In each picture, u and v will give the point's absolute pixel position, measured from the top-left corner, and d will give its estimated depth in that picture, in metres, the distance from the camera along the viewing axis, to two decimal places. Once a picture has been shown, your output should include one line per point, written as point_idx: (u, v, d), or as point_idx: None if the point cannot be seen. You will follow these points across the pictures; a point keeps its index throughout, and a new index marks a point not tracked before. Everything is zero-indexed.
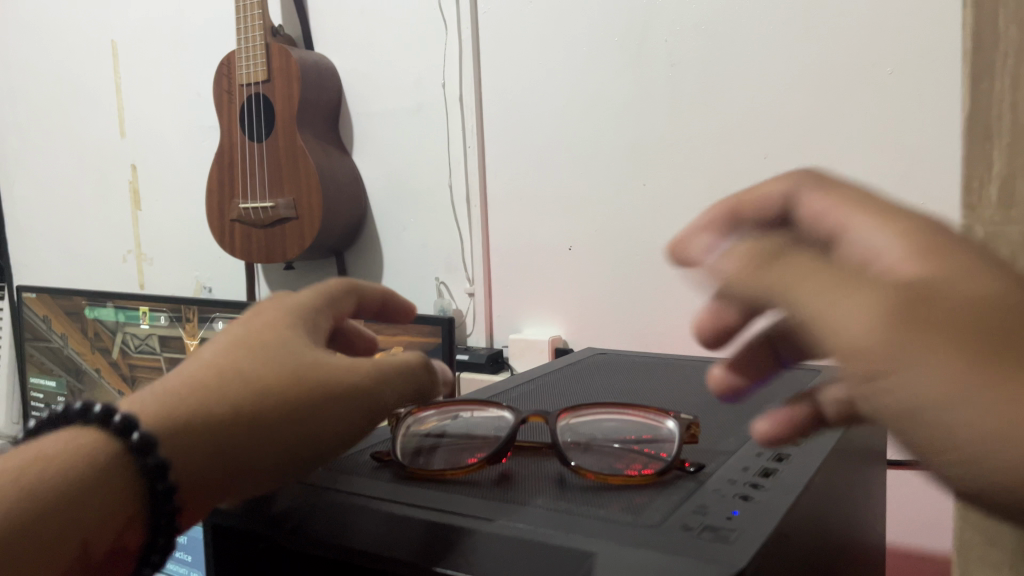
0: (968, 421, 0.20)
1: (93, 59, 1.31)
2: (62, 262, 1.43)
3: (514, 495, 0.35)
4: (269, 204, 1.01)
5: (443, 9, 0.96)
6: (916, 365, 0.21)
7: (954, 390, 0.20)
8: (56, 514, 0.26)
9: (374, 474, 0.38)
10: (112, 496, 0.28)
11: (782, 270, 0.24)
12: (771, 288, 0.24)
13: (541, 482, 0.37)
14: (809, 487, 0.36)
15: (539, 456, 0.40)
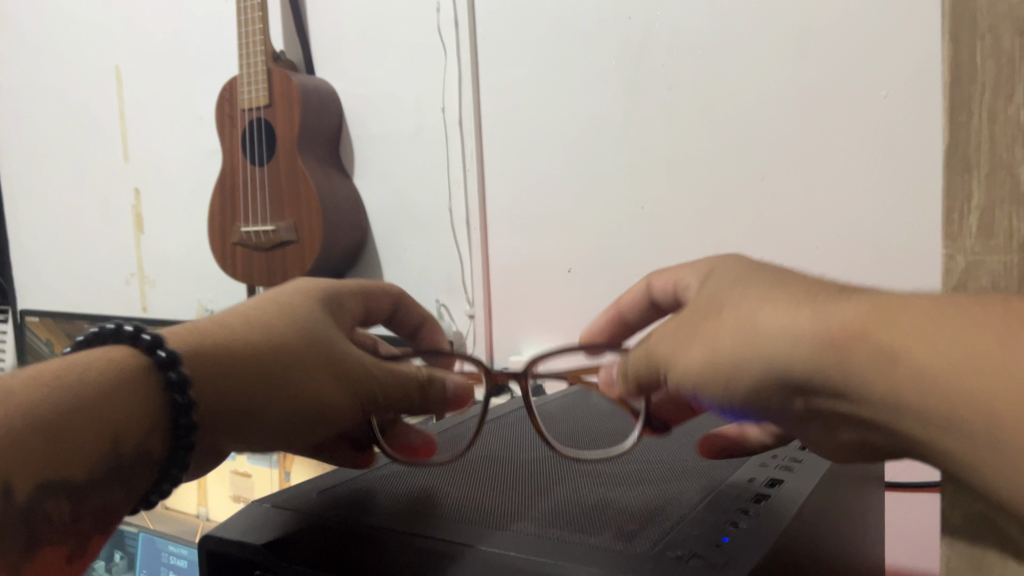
0: (724, 380, 0.32)
1: (99, 86, 1.32)
2: (67, 287, 1.43)
3: (507, 521, 0.35)
4: (270, 227, 1.02)
5: (442, 34, 0.97)
6: (695, 369, 0.34)
7: (707, 371, 0.33)
8: (88, 414, 0.33)
9: (371, 500, 0.39)
10: (139, 415, 0.35)
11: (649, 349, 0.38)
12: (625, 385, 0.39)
13: (531, 508, 0.38)
14: (800, 512, 0.38)
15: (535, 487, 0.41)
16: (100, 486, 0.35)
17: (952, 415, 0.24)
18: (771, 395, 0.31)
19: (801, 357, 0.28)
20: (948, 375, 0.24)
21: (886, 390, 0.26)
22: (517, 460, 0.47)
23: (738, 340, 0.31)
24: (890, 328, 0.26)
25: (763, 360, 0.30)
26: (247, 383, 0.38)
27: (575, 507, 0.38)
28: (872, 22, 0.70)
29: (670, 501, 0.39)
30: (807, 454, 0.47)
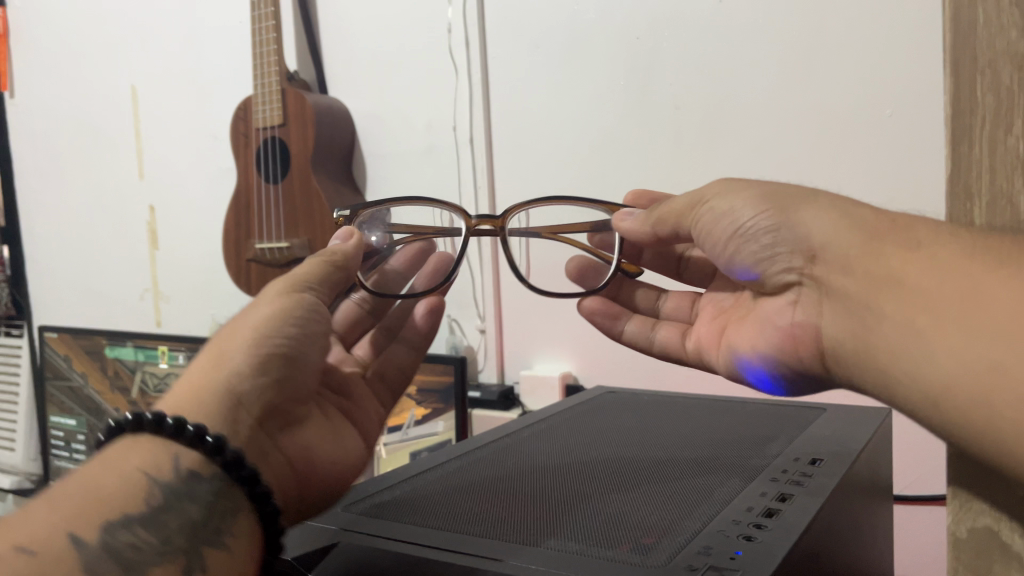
0: (753, 214, 0.44)
1: (115, 105, 1.34)
2: (82, 302, 1.45)
3: (534, 537, 0.36)
4: (284, 244, 1.03)
5: (453, 53, 0.98)
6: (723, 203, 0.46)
7: (739, 212, 0.45)
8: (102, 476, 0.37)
9: (399, 517, 0.40)
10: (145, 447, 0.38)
11: (660, 210, 0.52)
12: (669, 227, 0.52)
13: (557, 522, 0.39)
14: (810, 525, 0.39)
15: (552, 505, 0.42)
16: (171, 506, 0.36)
17: (933, 303, 0.35)
18: (786, 246, 0.43)
19: (837, 228, 0.41)
20: (950, 270, 0.35)
21: (896, 271, 0.37)
22: (529, 479, 0.49)
23: (783, 198, 0.43)
24: (924, 240, 0.37)
25: (809, 219, 0.42)
26: (206, 364, 0.43)
27: (592, 522, 0.39)
28: (877, 45, 0.73)
29: (683, 515, 0.40)
30: (817, 469, 0.48)
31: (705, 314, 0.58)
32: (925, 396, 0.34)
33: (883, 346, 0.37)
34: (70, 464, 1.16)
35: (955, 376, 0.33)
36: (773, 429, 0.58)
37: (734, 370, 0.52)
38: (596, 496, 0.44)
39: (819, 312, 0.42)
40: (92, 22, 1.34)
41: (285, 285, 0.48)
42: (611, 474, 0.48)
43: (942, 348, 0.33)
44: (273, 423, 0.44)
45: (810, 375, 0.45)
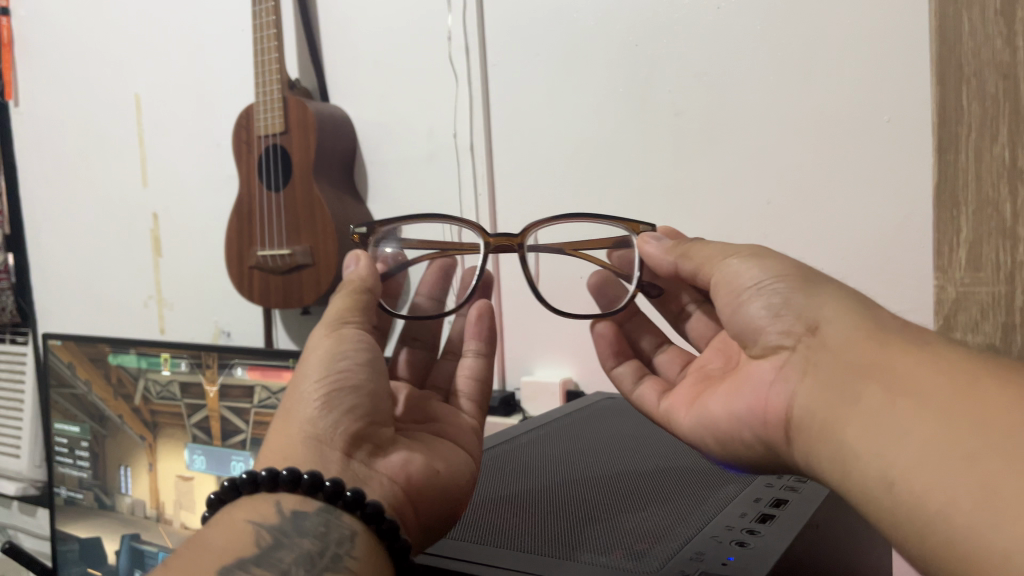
0: (765, 278, 0.45)
1: (119, 113, 1.35)
2: (87, 309, 1.46)
3: (567, 551, 0.37)
4: (286, 252, 1.04)
5: (454, 61, 0.99)
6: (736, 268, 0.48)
7: (751, 275, 0.46)
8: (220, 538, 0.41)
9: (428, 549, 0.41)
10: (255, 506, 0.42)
11: (689, 246, 0.54)
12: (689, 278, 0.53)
13: (588, 531, 0.40)
14: (801, 529, 0.39)
15: (570, 511, 0.43)
16: (283, 544, 0.40)
17: (917, 397, 0.35)
18: (789, 315, 0.44)
19: (846, 313, 0.41)
20: (946, 374, 0.35)
21: (889, 361, 0.37)
22: (528, 485, 0.49)
23: (806, 276, 0.45)
24: (929, 343, 0.38)
25: (825, 296, 0.43)
26: (287, 423, 0.46)
27: (587, 532, 0.40)
28: (875, 52, 0.73)
29: (677, 519, 0.41)
30: (810, 477, 0.48)
31: (688, 383, 0.56)
32: (884, 475, 0.35)
33: (852, 424, 0.37)
34: (74, 471, 1.17)
35: (918, 463, 0.33)
36: None
37: (699, 440, 0.50)
38: (593, 501, 0.45)
39: (800, 379, 0.42)
40: (96, 29, 1.35)
41: (326, 331, 0.51)
42: (606, 480, 0.49)
43: (912, 437, 0.34)
44: (364, 451, 0.46)
45: (775, 448, 0.44)
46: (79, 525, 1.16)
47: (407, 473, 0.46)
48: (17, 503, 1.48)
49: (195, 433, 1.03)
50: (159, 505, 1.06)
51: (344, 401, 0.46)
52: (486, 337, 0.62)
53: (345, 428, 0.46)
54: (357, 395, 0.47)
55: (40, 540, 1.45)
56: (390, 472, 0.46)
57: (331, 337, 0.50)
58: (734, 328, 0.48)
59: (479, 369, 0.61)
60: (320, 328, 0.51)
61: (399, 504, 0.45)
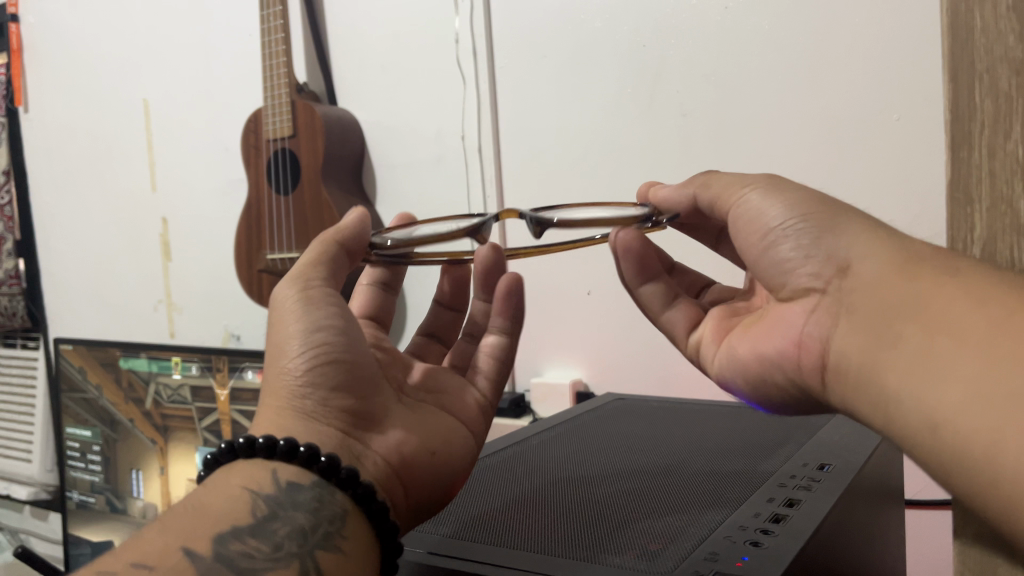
0: (787, 214, 0.45)
1: (128, 119, 1.36)
2: (96, 314, 1.47)
3: (595, 554, 0.37)
4: (295, 254, 1.04)
5: (462, 64, 0.99)
6: (756, 203, 0.47)
7: (773, 208, 0.45)
8: (218, 500, 0.41)
9: (471, 540, 0.41)
10: (255, 471, 0.42)
11: (708, 176, 0.52)
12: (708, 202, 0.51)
13: (611, 533, 0.40)
14: (818, 532, 0.39)
15: (593, 512, 0.43)
16: (278, 515, 0.40)
17: (958, 334, 0.35)
18: (817, 254, 0.43)
19: (879, 247, 0.41)
20: (982, 305, 0.35)
21: (924, 297, 0.37)
22: (540, 482, 0.50)
23: (832, 211, 0.44)
24: (961, 270, 0.37)
25: (850, 233, 0.42)
26: (275, 395, 0.46)
27: (615, 530, 0.40)
28: (886, 50, 0.73)
29: (689, 521, 0.41)
30: (826, 474, 0.48)
31: (716, 310, 0.56)
32: (929, 419, 0.34)
33: (895, 368, 0.37)
34: (86, 475, 1.17)
35: (962, 405, 0.33)
36: (783, 435, 0.58)
37: (727, 380, 0.52)
38: (606, 501, 0.45)
39: (834, 323, 0.42)
40: (105, 37, 1.36)
41: (298, 288, 0.49)
42: (625, 479, 0.48)
43: (952, 379, 0.34)
44: (358, 429, 0.46)
45: (809, 388, 0.45)
46: (92, 529, 1.16)
47: (400, 452, 0.47)
48: (28, 508, 1.49)
49: (205, 437, 1.04)
50: (170, 508, 1.07)
51: (331, 377, 0.46)
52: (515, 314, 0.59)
53: (335, 404, 0.46)
54: (338, 366, 0.46)
55: (51, 544, 1.46)
56: (383, 449, 0.47)
57: (305, 295, 0.48)
58: (760, 274, 0.48)
59: (494, 345, 0.60)
60: (287, 288, 0.49)
61: (388, 483, 0.46)
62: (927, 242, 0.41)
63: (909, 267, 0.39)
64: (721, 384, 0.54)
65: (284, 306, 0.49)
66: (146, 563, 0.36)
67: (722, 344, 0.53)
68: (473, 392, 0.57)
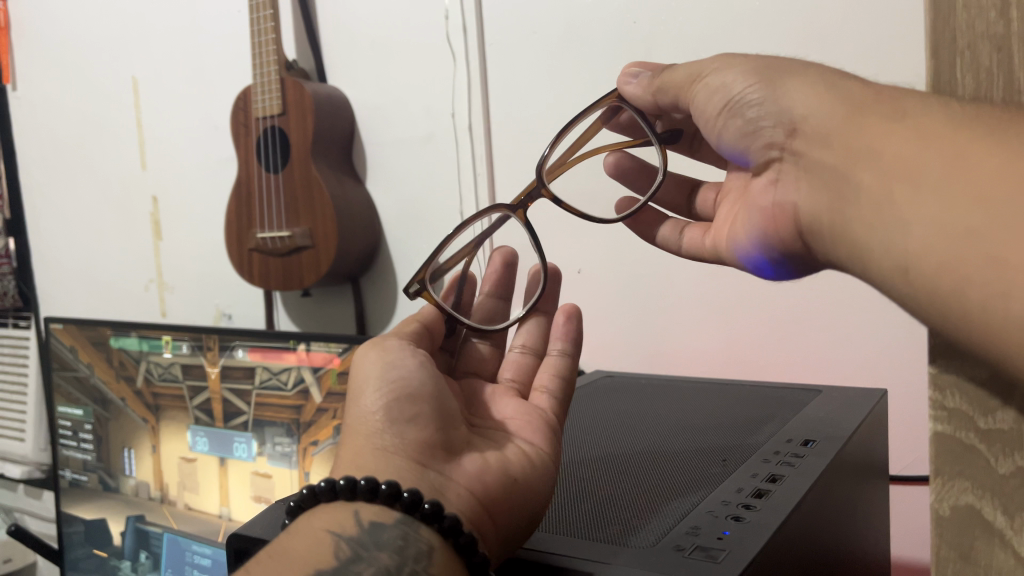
0: (744, 83, 0.46)
1: (116, 96, 1.35)
2: (88, 292, 1.46)
3: (600, 531, 0.37)
4: (286, 233, 1.04)
5: (451, 40, 0.98)
6: (714, 74, 0.49)
7: (730, 79, 0.47)
8: (296, 548, 0.38)
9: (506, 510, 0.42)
10: (336, 518, 0.40)
11: (663, 78, 0.55)
12: (660, 84, 0.55)
13: (617, 509, 0.40)
14: (800, 506, 0.39)
15: (591, 491, 0.43)
16: (361, 557, 0.37)
17: (914, 178, 0.34)
18: (767, 121, 0.45)
19: (820, 105, 0.41)
20: (930, 142, 0.34)
21: (876, 147, 0.37)
22: None
23: (779, 67, 0.45)
24: (909, 111, 0.36)
25: (792, 95, 0.43)
26: (354, 438, 0.45)
27: (617, 505, 0.40)
28: (876, 26, 0.73)
29: (677, 495, 0.41)
30: (809, 449, 0.48)
31: (722, 203, 0.58)
32: (898, 264, 0.35)
33: (859, 220, 0.38)
34: (78, 454, 1.18)
35: (926, 242, 0.33)
36: (767, 413, 0.59)
37: (735, 256, 0.54)
38: (600, 481, 0.45)
39: (798, 188, 0.44)
40: (92, 13, 1.34)
41: (374, 345, 0.50)
42: (624, 457, 0.49)
43: (913, 222, 0.34)
44: (436, 462, 0.44)
45: (797, 250, 0.47)
46: (84, 507, 1.17)
47: (482, 482, 0.43)
48: (22, 486, 1.49)
49: (197, 415, 1.04)
50: (163, 486, 1.07)
51: (406, 410, 0.45)
52: (573, 339, 0.59)
53: (411, 437, 0.44)
54: (419, 402, 0.46)
55: (44, 522, 1.46)
56: (466, 483, 0.43)
57: (385, 349, 0.49)
58: (731, 150, 0.50)
59: (563, 363, 0.58)
60: (364, 347, 0.50)
61: (477, 518, 0.41)
62: (864, 79, 0.41)
63: (849, 118, 0.39)
64: (736, 264, 0.55)
65: (363, 361, 0.49)
66: None
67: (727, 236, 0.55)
68: (543, 412, 0.53)
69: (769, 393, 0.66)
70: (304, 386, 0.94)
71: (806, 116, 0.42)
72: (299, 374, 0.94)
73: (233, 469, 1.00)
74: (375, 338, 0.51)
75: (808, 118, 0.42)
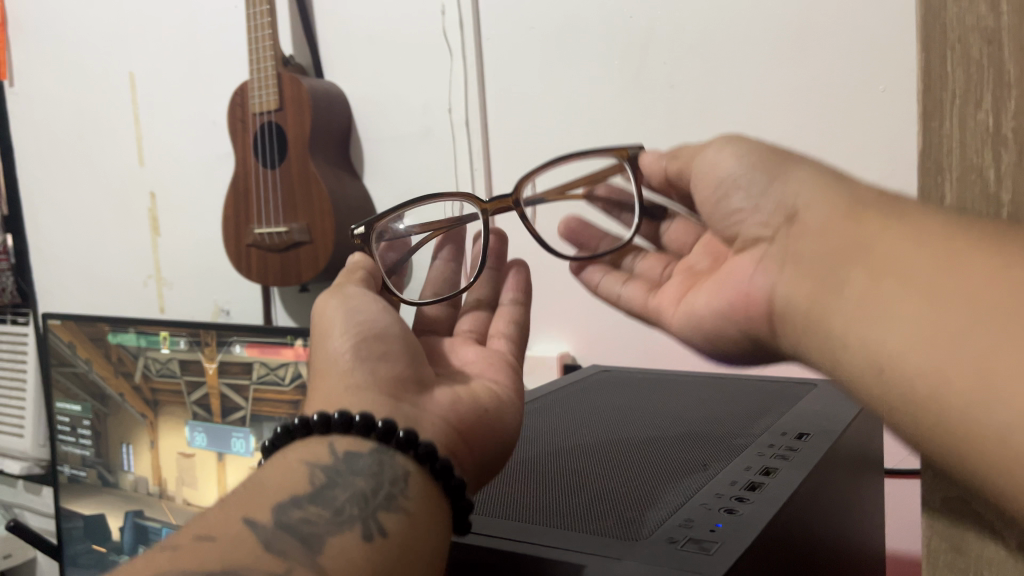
0: (746, 168, 0.47)
1: (113, 92, 1.34)
2: (87, 289, 1.46)
3: (594, 523, 0.37)
4: (283, 229, 1.03)
5: (448, 35, 0.98)
6: (718, 150, 0.50)
7: (734, 161, 0.48)
8: (272, 479, 0.39)
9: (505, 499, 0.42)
10: (312, 448, 0.40)
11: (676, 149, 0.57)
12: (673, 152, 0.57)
13: (612, 503, 0.40)
14: (793, 498, 0.40)
15: (586, 483, 0.44)
16: (336, 483, 0.38)
17: (897, 277, 0.34)
18: (766, 206, 0.45)
19: (822, 193, 0.41)
20: (916, 240, 0.34)
21: (864, 236, 0.37)
22: (522, 457, 0.50)
23: (782, 154, 0.46)
24: (902, 212, 0.36)
25: (796, 185, 0.43)
26: (319, 377, 0.46)
27: (610, 499, 0.41)
28: (870, 21, 0.73)
29: (670, 488, 0.42)
30: (803, 443, 0.49)
31: (679, 273, 0.57)
32: (873, 362, 0.33)
33: (838, 314, 0.36)
34: (77, 449, 1.18)
35: (907, 339, 0.32)
36: (763, 406, 0.59)
37: (686, 333, 0.53)
38: (594, 473, 0.45)
39: (780, 271, 0.43)
40: (89, 9, 1.34)
41: (333, 291, 0.51)
42: (619, 450, 0.49)
43: (899, 319, 0.32)
44: (409, 394, 0.44)
45: (758, 336, 0.46)
46: (82, 503, 1.17)
47: (455, 413, 0.45)
48: (22, 482, 1.49)
49: (195, 411, 1.04)
50: (161, 481, 1.08)
51: (371, 346, 0.46)
52: (525, 288, 0.62)
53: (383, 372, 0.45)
54: (386, 341, 0.47)
55: (44, 518, 1.47)
56: (440, 412, 0.45)
57: (344, 294, 0.51)
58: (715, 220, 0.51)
59: (519, 312, 0.60)
60: (323, 295, 0.52)
61: (453, 446, 0.43)
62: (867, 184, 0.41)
63: (847, 212, 0.39)
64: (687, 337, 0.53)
65: (324, 306, 0.50)
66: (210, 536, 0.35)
67: (684, 306, 0.53)
68: (506, 359, 0.55)
69: (766, 386, 0.66)
70: (302, 380, 0.95)
71: (805, 203, 0.42)
72: (296, 369, 0.95)
73: (232, 464, 1.00)
74: (333, 284, 0.53)
75: (808, 207, 0.42)
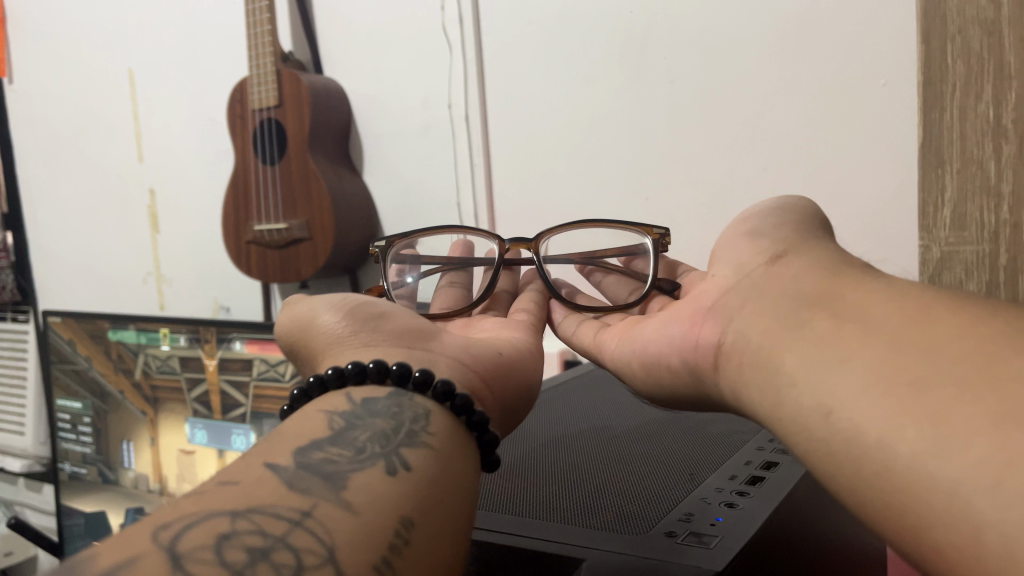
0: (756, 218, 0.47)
1: (113, 88, 1.34)
2: (87, 286, 1.46)
3: (595, 519, 0.37)
4: (283, 225, 1.04)
5: (447, 29, 0.98)
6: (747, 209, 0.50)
7: (758, 209, 0.48)
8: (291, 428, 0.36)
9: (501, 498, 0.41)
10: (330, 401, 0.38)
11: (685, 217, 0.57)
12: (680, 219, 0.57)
13: (610, 499, 0.40)
14: (794, 493, 0.40)
15: (585, 478, 0.43)
16: (356, 424, 0.36)
17: (868, 330, 0.33)
18: (762, 243, 0.44)
19: (819, 253, 0.41)
20: (899, 307, 0.33)
21: (843, 294, 0.36)
22: (506, 455, 0.49)
23: (795, 218, 0.46)
24: (891, 279, 0.36)
25: (804, 243, 0.43)
26: (321, 352, 0.46)
27: (608, 495, 0.40)
28: (872, 14, 0.72)
29: (668, 484, 0.41)
30: None
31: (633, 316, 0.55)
32: (817, 403, 0.32)
33: (790, 354, 0.35)
34: (77, 447, 1.18)
35: (854, 389, 0.30)
36: None
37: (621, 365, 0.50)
38: (592, 469, 0.45)
39: (739, 307, 0.41)
40: (88, 4, 1.33)
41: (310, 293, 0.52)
42: (615, 446, 0.49)
43: (855, 363, 0.31)
44: (420, 341, 0.44)
45: (699, 373, 0.43)
46: (83, 500, 1.17)
47: (467, 353, 0.44)
48: (23, 480, 1.49)
49: (196, 408, 1.04)
50: (162, 478, 1.08)
51: (365, 314, 0.46)
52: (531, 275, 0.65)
53: (385, 328, 0.45)
54: (378, 307, 0.47)
55: (45, 515, 1.47)
56: (450, 353, 0.44)
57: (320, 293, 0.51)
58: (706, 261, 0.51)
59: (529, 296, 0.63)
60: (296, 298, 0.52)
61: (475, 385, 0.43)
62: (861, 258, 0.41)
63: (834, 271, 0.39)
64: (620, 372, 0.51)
65: (302, 306, 0.50)
66: (232, 480, 0.31)
67: (628, 337, 0.51)
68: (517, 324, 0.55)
69: None
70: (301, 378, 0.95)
71: (797, 252, 0.42)
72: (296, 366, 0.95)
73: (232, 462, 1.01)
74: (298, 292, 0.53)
75: (797, 257, 0.41)
